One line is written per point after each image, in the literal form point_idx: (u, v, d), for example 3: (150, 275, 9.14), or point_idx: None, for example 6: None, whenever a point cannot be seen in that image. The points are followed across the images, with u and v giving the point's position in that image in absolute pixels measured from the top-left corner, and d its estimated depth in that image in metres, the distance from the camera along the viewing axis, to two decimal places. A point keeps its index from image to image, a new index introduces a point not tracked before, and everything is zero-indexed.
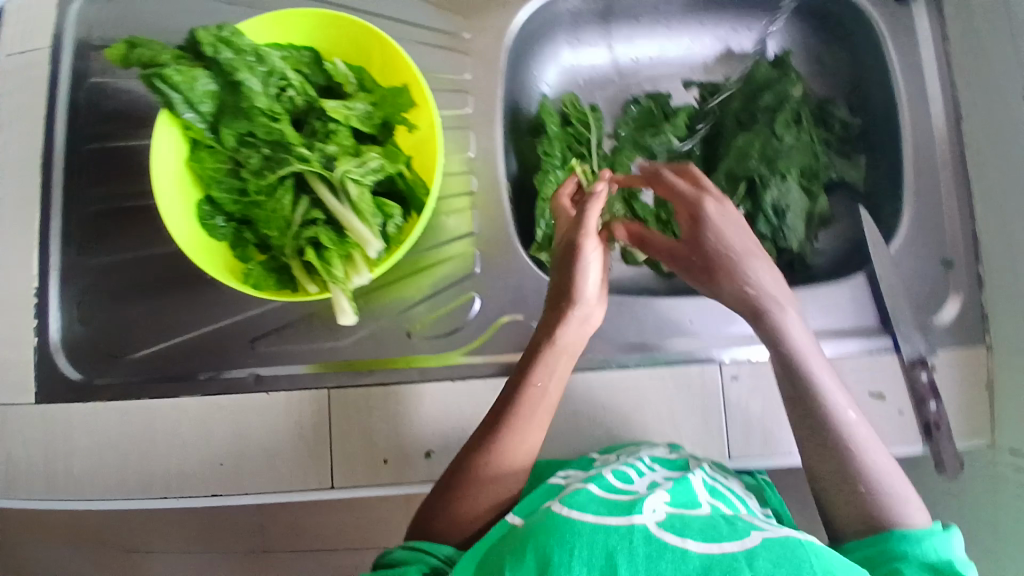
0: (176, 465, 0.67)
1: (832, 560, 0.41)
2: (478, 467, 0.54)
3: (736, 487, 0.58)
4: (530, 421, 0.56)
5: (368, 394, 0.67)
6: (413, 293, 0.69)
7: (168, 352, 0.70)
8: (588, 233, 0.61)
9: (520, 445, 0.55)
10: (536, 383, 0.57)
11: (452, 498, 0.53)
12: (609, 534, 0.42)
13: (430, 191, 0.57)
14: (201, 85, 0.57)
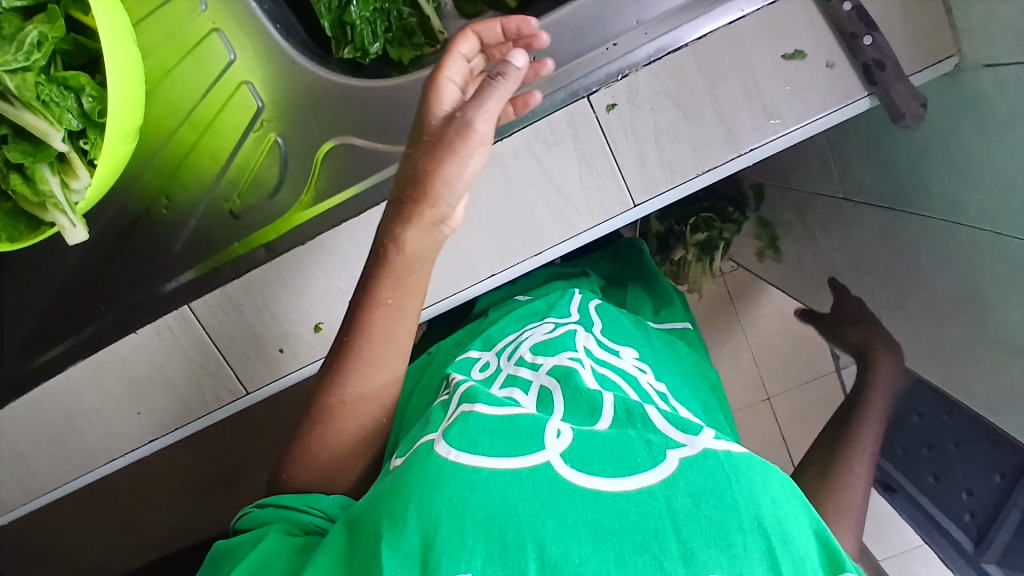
0: (95, 431, 0.64)
1: (759, 482, 0.34)
2: (336, 419, 0.49)
3: (627, 363, 0.49)
4: (374, 360, 0.49)
5: (225, 294, 0.59)
6: (213, 165, 0.57)
7: (31, 330, 0.64)
8: (483, 136, 0.44)
9: (377, 370, 0.49)
10: (385, 300, 0.47)
11: (322, 450, 0.50)
12: (506, 484, 0.35)
13: (107, 35, 0.44)
14: None
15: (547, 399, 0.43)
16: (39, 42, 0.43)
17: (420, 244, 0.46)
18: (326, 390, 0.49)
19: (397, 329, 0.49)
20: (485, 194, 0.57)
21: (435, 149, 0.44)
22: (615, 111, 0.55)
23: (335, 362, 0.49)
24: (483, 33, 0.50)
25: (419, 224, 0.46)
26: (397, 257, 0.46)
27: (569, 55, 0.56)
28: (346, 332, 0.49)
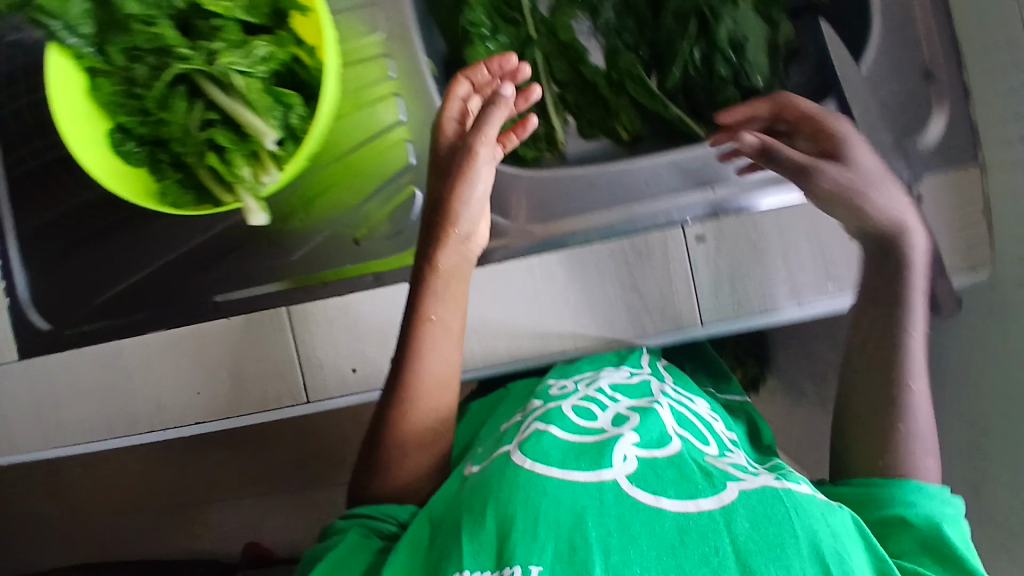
0: (156, 400, 0.68)
1: (816, 514, 0.38)
2: (410, 413, 0.53)
3: (702, 410, 0.54)
4: (438, 369, 0.55)
5: (324, 306, 0.65)
6: (354, 197, 0.65)
7: (129, 293, 0.69)
8: (484, 157, 0.55)
9: (432, 384, 0.54)
10: (431, 315, 0.55)
11: (399, 453, 0.53)
12: (577, 494, 0.40)
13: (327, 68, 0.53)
14: (74, 4, 0.52)
15: (622, 418, 0.48)
16: (266, 58, 0.52)
17: (449, 264, 0.56)
18: (397, 397, 0.54)
19: (444, 341, 0.55)
20: (576, 280, 0.65)
21: (451, 177, 0.56)
22: (704, 243, 0.64)
23: (400, 368, 0.54)
24: (473, 76, 0.58)
25: (448, 250, 0.56)
26: (434, 275, 0.56)
27: (671, 188, 0.65)
28: (410, 346, 0.55)
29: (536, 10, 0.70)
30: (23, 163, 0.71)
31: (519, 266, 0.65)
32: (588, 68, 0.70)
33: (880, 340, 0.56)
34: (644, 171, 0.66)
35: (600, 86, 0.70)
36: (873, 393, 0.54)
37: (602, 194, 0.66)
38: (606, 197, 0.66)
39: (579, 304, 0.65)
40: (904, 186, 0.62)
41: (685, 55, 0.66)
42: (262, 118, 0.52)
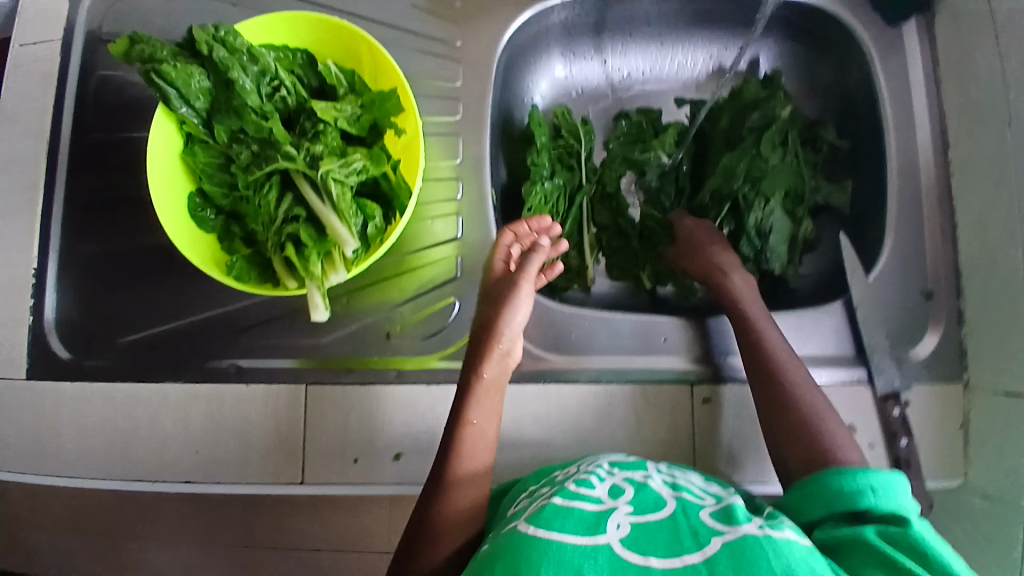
0: (156, 449, 0.69)
1: (787, 545, 0.41)
2: (450, 495, 0.53)
3: (697, 479, 0.56)
4: (474, 458, 0.56)
5: (344, 392, 0.67)
6: (398, 295, 0.70)
7: (157, 339, 0.71)
8: (526, 280, 0.63)
9: (470, 487, 0.54)
10: (473, 421, 0.57)
11: (435, 542, 0.51)
12: (574, 555, 0.41)
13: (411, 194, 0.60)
14: (196, 81, 0.57)
15: (619, 489, 0.49)
16: (360, 171, 0.59)
17: (490, 374, 0.59)
18: (436, 490, 0.54)
19: (482, 445, 0.57)
20: (584, 414, 0.68)
21: (497, 298, 0.63)
22: (710, 404, 0.68)
23: (441, 465, 0.55)
24: (517, 228, 0.67)
25: (490, 364, 0.60)
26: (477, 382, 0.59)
27: (688, 347, 0.70)
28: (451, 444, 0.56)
29: (590, 160, 0.79)
30: (88, 195, 0.73)
31: (532, 390, 0.69)
32: (626, 220, 0.77)
33: (765, 369, 0.62)
34: (667, 327, 0.71)
35: (633, 237, 0.77)
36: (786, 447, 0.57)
37: (624, 337, 0.70)
38: (626, 341, 0.70)
39: (584, 439, 0.68)
40: (894, 391, 0.67)
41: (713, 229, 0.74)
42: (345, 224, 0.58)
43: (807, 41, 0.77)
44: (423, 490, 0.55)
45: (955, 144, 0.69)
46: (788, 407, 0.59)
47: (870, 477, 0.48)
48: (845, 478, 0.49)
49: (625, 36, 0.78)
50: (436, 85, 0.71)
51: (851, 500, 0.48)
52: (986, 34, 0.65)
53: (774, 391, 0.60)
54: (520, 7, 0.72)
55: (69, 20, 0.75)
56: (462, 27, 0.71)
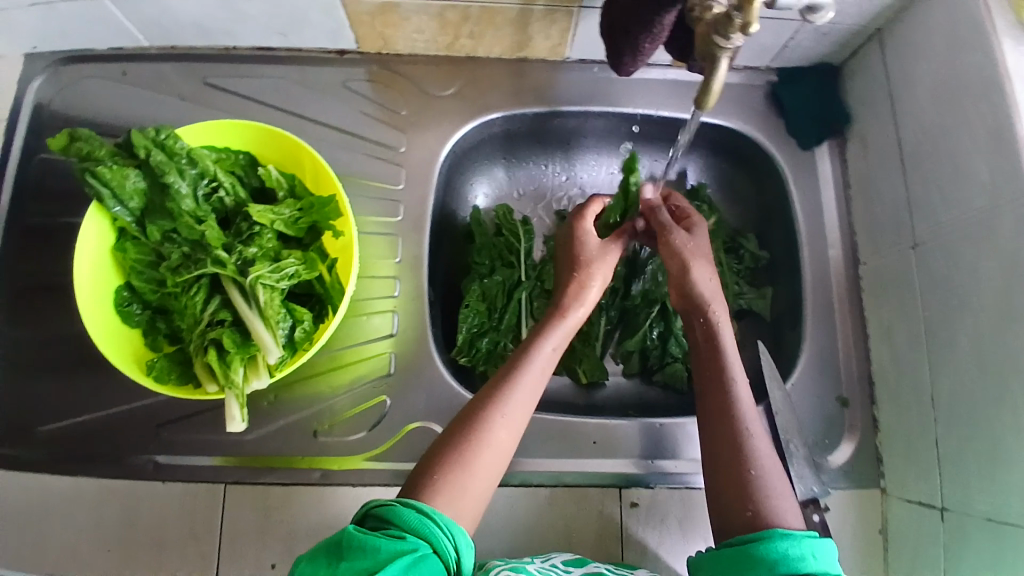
0: (60, 550, 0.64)
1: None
2: (480, 462, 0.53)
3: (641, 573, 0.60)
4: (513, 432, 0.55)
5: (265, 492, 0.66)
6: (328, 391, 0.69)
7: (72, 430, 0.68)
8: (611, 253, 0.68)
9: (521, 410, 0.56)
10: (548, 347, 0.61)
11: (474, 443, 0.53)
12: None
13: (342, 297, 0.62)
14: (131, 182, 0.59)
15: None
16: (292, 275, 0.61)
17: (547, 357, 0.60)
18: (469, 446, 0.53)
19: (542, 376, 0.59)
20: (511, 517, 0.68)
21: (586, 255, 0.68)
22: (637, 508, 0.68)
23: (475, 425, 0.54)
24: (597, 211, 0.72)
25: (562, 332, 0.63)
26: (531, 361, 0.59)
27: (617, 451, 0.70)
28: (493, 407, 0.55)
29: (530, 258, 0.80)
30: (13, 278, 0.72)
31: None
32: None
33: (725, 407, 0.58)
34: (596, 430, 0.71)
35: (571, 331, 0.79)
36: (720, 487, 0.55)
37: (554, 440, 0.70)
38: (556, 444, 0.70)
39: (509, 542, 0.67)
40: (813, 496, 0.67)
41: (644, 331, 0.78)
42: (271, 332, 0.58)
43: (731, 159, 0.82)
44: (442, 438, 0.54)
45: (864, 260, 0.74)
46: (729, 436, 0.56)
47: (811, 544, 0.48)
48: (782, 544, 0.48)
49: (563, 146, 0.82)
50: (375, 187, 0.74)
51: (795, 568, 0.47)
52: (889, 162, 0.71)
53: (727, 409, 0.58)
54: (462, 118, 0.75)
55: (13, 101, 0.75)
56: (408, 134, 0.75)
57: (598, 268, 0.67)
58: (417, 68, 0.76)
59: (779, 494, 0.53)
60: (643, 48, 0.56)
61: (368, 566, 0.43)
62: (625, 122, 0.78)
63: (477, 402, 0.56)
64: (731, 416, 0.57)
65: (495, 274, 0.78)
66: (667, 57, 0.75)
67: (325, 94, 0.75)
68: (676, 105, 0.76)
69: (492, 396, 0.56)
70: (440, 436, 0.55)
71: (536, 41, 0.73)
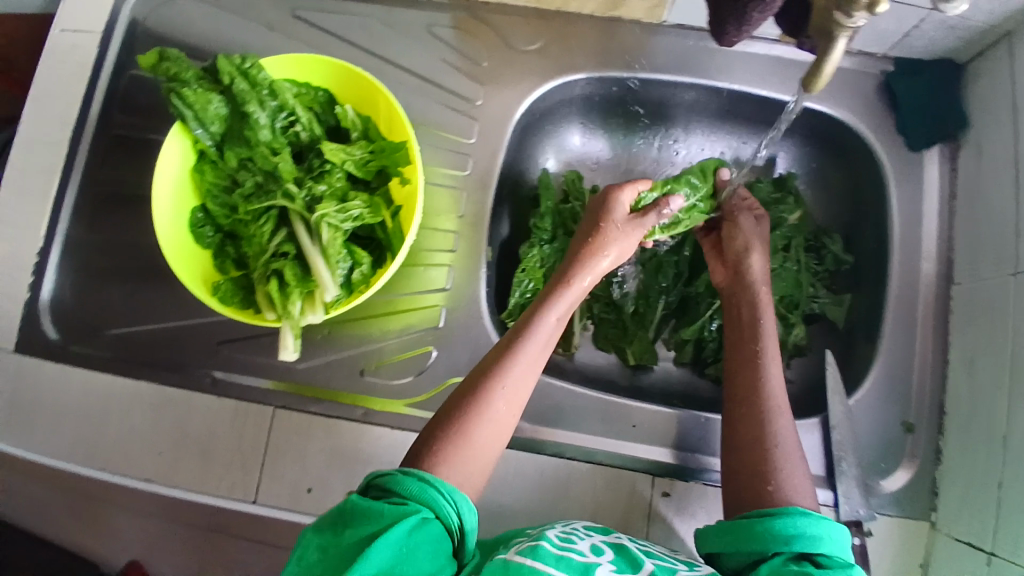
0: (121, 443, 0.70)
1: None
2: (478, 431, 0.52)
3: (661, 549, 0.60)
4: (512, 406, 0.54)
5: (309, 421, 0.69)
6: (379, 334, 0.71)
7: (141, 335, 0.73)
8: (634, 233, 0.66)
9: (521, 383, 0.55)
10: (549, 316, 0.59)
11: (472, 421, 0.52)
12: None
13: (401, 246, 0.62)
14: (214, 107, 0.60)
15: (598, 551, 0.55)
16: (356, 218, 0.61)
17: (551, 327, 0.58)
18: (466, 417, 0.52)
19: (543, 344, 0.58)
20: (540, 485, 0.68)
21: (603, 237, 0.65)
22: (669, 499, 0.67)
23: (474, 400, 0.53)
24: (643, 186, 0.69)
25: (568, 299, 0.61)
26: (532, 333, 0.58)
27: (655, 439, 0.69)
28: (494, 380, 0.54)
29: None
30: (101, 186, 0.76)
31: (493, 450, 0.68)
32: (619, 294, 0.78)
33: (753, 381, 0.60)
34: (638, 415, 0.70)
35: (625, 310, 0.78)
36: (734, 465, 0.56)
37: (593, 415, 0.70)
38: (597, 420, 0.70)
39: (535, 508, 0.67)
40: (857, 518, 0.64)
41: (703, 322, 0.75)
42: (329, 269, 0.60)
43: (827, 151, 0.77)
44: (440, 411, 0.53)
45: (958, 280, 0.68)
46: (759, 416, 0.58)
47: (828, 527, 0.49)
48: (804, 524, 0.49)
49: (647, 115, 0.78)
50: (448, 138, 0.73)
51: (808, 546, 0.48)
52: (1005, 178, 0.64)
53: (755, 384, 0.60)
54: (544, 76, 0.72)
55: (110, 14, 0.77)
56: (487, 87, 0.73)
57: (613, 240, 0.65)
58: (504, 19, 0.73)
59: (797, 475, 0.54)
60: (750, 18, 0.51)
61: (373, 529, 0.44)
62: (718, 96, 0.73)
63: (476, 373, 0.55)
64: (757, 395, 0.59)
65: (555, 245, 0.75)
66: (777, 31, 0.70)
67: (408, 37, 0.74)
68: (776, 84, 0.71)
69: (491, 367, 0.55)
70: (439, 409, 0.54)
71: (631, 1, 0.69)
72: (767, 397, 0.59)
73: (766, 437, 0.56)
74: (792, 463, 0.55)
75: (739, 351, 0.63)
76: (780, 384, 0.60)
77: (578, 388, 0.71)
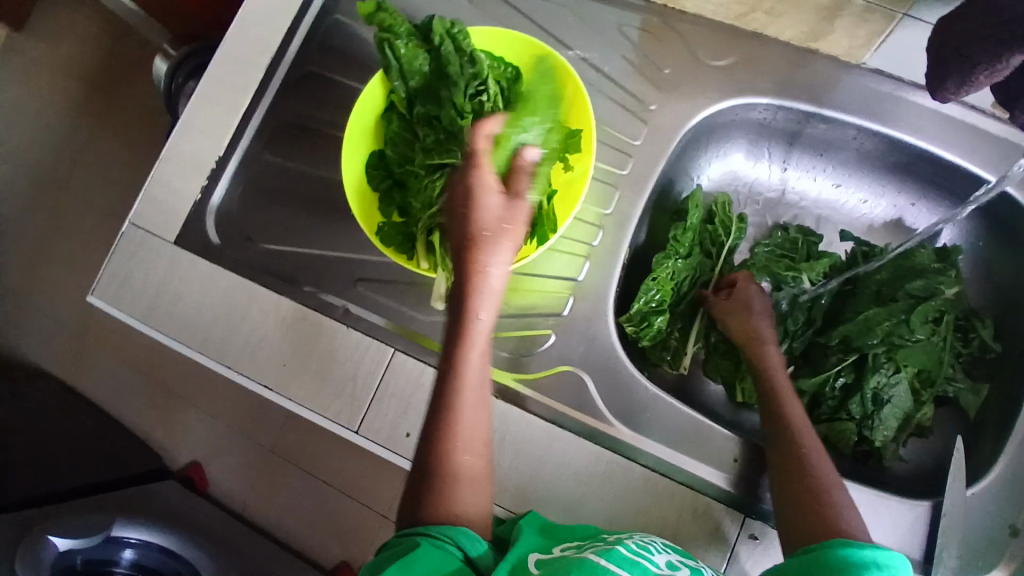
0: (248, 348, 0.75)
1: None
2: (457, 490, 0.54)
3: None
4: (473, 448, 0.55)
5: (422, 371, 0.72)
6: (505, 306, 0.73)
7: (290, 256, 0.79)
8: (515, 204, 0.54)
9: (469, 421, 0.55)
10: (466, 352, 0.55)
11: (441, 489, 0.53)
12: None
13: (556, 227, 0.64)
14: (418, 63, 0.64)
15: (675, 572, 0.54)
16: None
17: (479, 360, 0.56)
18: (439, 484, 0.54)
19: (477, 372, 0.56)
20: None
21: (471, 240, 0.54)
22: (756, 542, 0.65)
23: (433, 472, 0.54)
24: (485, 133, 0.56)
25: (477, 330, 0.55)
26: (461, 375, 0.55)
27: (748, 478, 0.67)
28: (443, 440, 0.54)
29: (731, 256, 0.79)
30: (285, 114, 0.82)
31: (586, 446, 0.68)
32: None
33: (779, 421, 0.63)
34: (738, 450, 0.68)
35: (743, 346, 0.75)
36: (802, 508, 0.56)
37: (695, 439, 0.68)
38: (698, 444, 0.68)
39: None
40: None
41: (828, 376, 0.72)
42: None
43: (998, 234, 0.72)
44: (410, 484, 0.55)
45: None
46: (799, 455, 0.60)
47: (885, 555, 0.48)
48: (865, 550, 0.49)
49: (813, 156, 0.78)
50: (613, 135, 0.74)
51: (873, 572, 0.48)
52: None
53: (785, 428, 0.62)
54: (723, 94, 0.73)
55: None
56: (663, 94, 0.74)
57: (500, 237, 0.54)
58: (696, 31, 0.74)
59: (849, 508, 0.56)
60: (975, 79, 0.49)
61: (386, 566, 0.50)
62: (897, 152, 0.72)
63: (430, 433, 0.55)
64: (790, 436, 0.61)
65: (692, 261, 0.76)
66: (992, 102, 0.67)
67: (597, 31, 0.76)
68: (966, 150, 0.68)
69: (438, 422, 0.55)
70: (408, 483, 0.56)
71: (836, 36, 0.67)
72: (800, 445, 0.60)
73: (807, 473, 0.58)
74: (844, 497, 0.57)
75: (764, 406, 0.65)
76: (806, 423, 0.63)
77: (679, 406, 0.70)
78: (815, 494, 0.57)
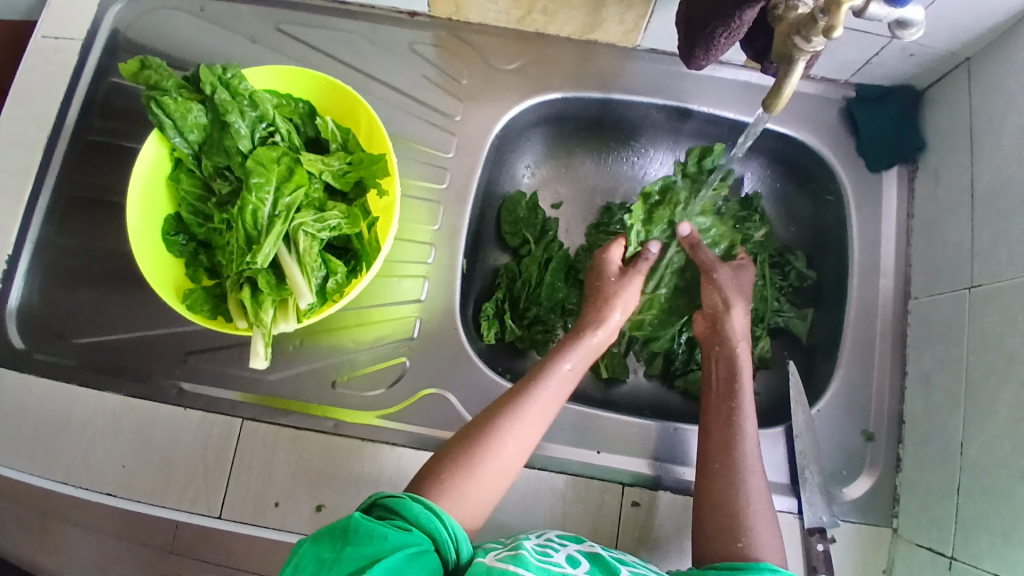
0: (82, 455, 0.68)
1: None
2: (488, 468, 0.54)
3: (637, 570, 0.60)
4: (524, 442, 0.57)
5: (277, 433, 0.68)
6: (352, 344, 0.71)
7: (109, 344, 0.72)
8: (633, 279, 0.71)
9: (535, 423, 0.58)
10: (565, 366, 0.62)
11: (481, 458, 0.54)
12: None
13: (375, 259, 0.63)
14: (193, 115, 0.60)
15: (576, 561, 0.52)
16: (334, 228, 0.62)
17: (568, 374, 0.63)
18: (483, 450, 0.55)
19: (559, 388, 0.61)
20: (508, 499, 0.67)
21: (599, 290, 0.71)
22: (637, 509, 0.67)
23: (483, 434, 0.56)
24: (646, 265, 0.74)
25: (581, 353, 0.64)
26: (547, 379, 0.61)
27: (617, 450, 0.70)
28: (505, 417, 0.57)
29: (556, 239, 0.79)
30: (76, 194, 0.76)
31: None
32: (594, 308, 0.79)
33: (722, 414, 0.63)
34: (607, 425, 0.71)
35: None
36: (719, 524, 0.55)
37: (564, 427, 0.71)
38: (569, 431, 0.71)
39: (506, 521, 0.67)
40: (820, 527, 0.65)
41: (672, 334, 0.77)
42: (306, 277, 0.61)
43: (791, 172, 0.80)
44: (450, 441, 0.56)
45: (916, 295, 0.71)
46: (736, 455, 0.59)
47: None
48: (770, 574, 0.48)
49: (621, 134, 0.81)
50: (425, 151, 0.74)
51: None
52: (958, 200, 0.67)
53: (728, 416, 0.62)
54: (521, 95, 0.75)
55: (93, 21, 0.78)
56: (466, 104, 0.74)
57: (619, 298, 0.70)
58: (485, 38, 0.75)
59: (764, 530, 0.55)
60: (717, 43, 0.53)
61: (372, 553, 0.44)
62: (688, 119, 0.76)
63: (474, 425, 0.57)
64: (733, 427, 0.61)
65: (550, 259, 0.77)
66: (744, 56, 0.72)
67: (389, 53, 0.75)
68: (743, 107, 0.74)
69: (492, 420, 0.57)
70: (445, 443, 0.57)
71: (607, 25, 0.71)
72: (735, 445, 0.60)
73: (744, 480, 0.57)
74: (767, 524, 0.55)
75: (709, 410, 0.64)
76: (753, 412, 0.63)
77: None
78: (743, 515, 0.55)
